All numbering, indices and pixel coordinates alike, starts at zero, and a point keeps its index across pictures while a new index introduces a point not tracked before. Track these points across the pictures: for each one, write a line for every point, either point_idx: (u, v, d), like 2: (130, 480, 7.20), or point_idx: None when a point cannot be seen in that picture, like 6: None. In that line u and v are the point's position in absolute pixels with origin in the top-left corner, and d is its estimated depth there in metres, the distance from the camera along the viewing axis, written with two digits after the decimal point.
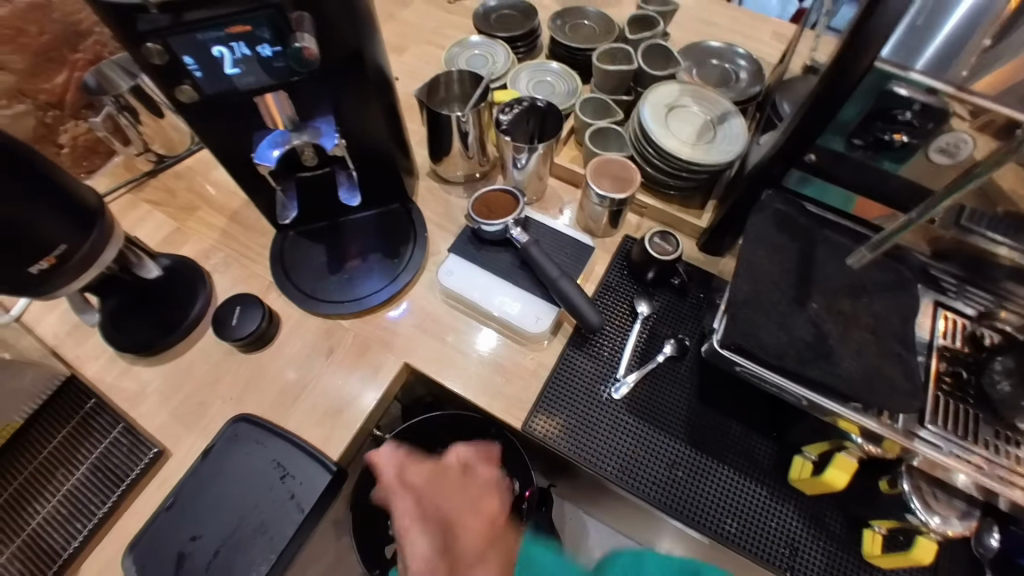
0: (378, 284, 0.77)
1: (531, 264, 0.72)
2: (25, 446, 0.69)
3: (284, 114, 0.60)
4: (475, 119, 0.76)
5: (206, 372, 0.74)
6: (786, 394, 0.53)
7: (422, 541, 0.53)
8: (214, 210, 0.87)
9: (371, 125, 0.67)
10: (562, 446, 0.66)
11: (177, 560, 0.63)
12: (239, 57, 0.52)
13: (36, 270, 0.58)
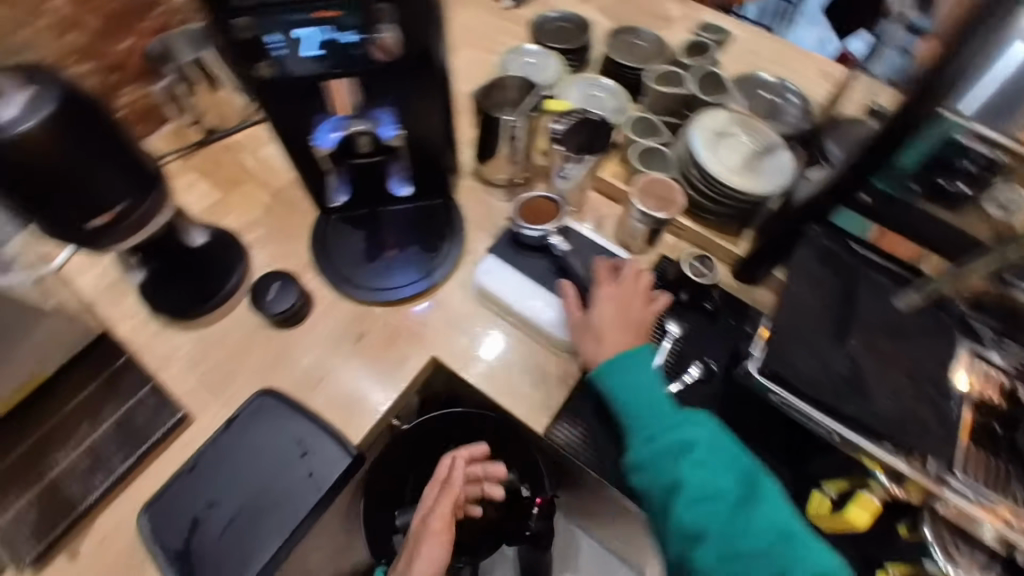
0: (408, 276, 0.78)
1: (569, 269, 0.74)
2: (54, 396, 0.70)
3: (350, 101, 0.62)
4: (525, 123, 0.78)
5: (235, 344, 0.75)
6: (817, 427, 0.54)
7: (436, 550, 0.69)
8: (257, 185, 0.88)
9: (428, 120, 0.68)
10: (581, 455, 0.69)
11: (192, 524, 0.65)
12: (323, 42, 0.54)
13: (95, 223, 0.59)
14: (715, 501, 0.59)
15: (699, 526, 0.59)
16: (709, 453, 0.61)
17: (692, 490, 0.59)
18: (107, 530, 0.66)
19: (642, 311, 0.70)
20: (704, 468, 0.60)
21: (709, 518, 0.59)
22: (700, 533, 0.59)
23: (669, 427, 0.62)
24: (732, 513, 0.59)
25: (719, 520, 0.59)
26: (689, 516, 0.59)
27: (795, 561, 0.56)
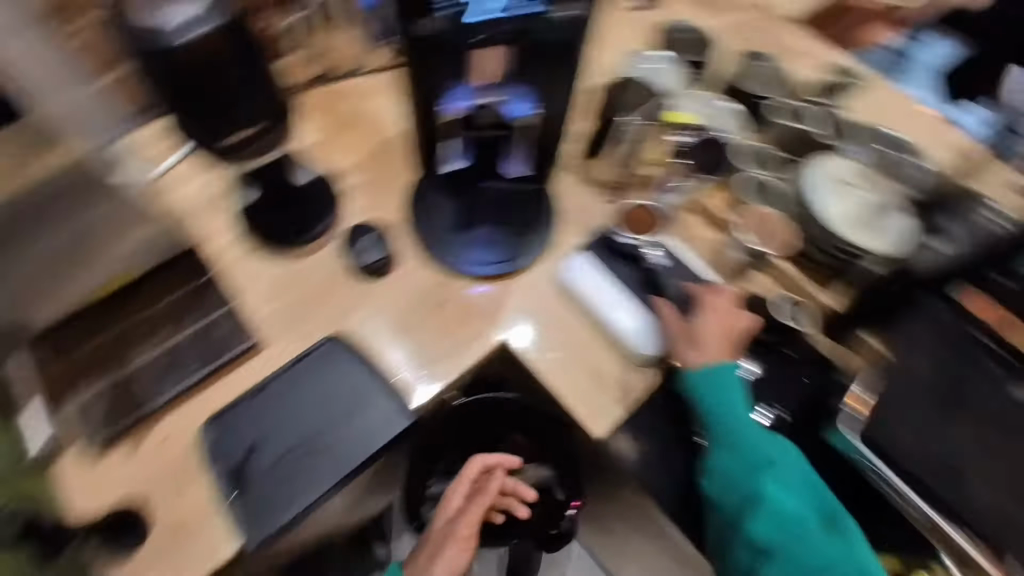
0: (486, 259, 0.78)
1: (664, 284, 0.77)
2: (137, 297, 0.72)
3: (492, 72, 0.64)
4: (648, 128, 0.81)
5: (315, 283, 0.76)
6: (878, 482, 0.64)
7: (460, 554, 0.73)
8: (356, 134, 0.85)
9: (559, 104, 0.69)
10: (633, 466, 0.74)
11: (249, 448, 0.68)
12: (490, 10, 0.56)
13: None
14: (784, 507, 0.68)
15: (769, 526, 0.68)
16: (782, 464, 0.69)
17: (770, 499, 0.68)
18: (169, 432, 0.68)
19: (727, 329, 0.74)
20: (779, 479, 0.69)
21: (773, 517, 0.68)
22: (769, 534, 0.68)
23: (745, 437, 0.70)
24: (795, 515, 0.68)
25: (784, 521, 0.68)
26: (762, 519, 0.68)
27: (840, 542, 0.68)
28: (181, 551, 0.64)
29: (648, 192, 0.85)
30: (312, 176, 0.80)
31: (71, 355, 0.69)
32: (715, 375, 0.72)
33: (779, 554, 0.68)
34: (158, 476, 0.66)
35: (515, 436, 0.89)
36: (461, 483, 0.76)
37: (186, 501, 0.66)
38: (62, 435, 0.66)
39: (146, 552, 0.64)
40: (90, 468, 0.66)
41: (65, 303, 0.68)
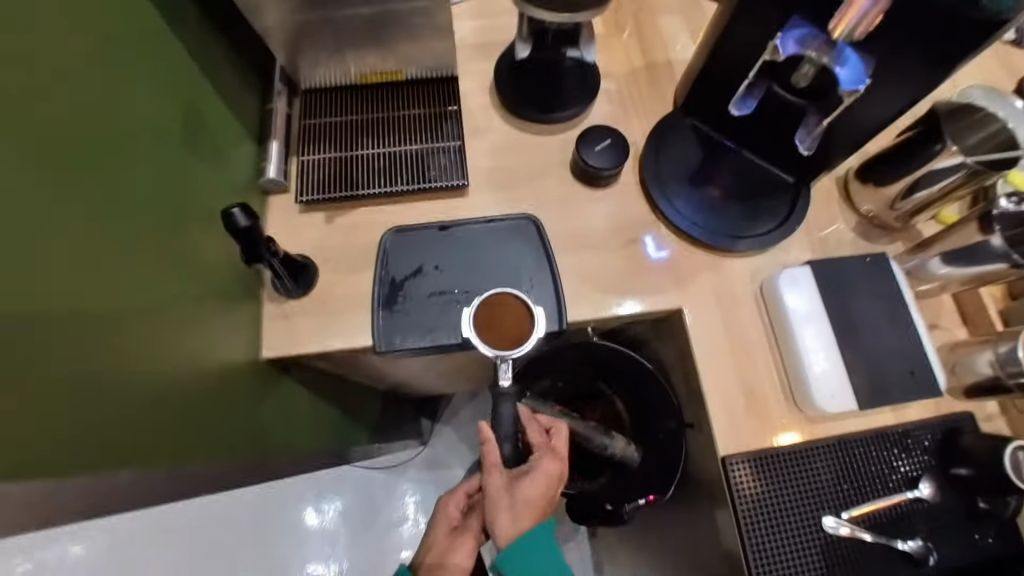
0: (683, 213, 0.74)
1: (496, 413, 0.67)
2: (390, 98, 0.79)
3: (850, 26, 0.55)
4: (962, 177, 0.70)
5: (539, 162, 0.78)
6: None
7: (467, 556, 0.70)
8: (637, 44, 0.86)
9: (895, 87, 0.60)
10: (741, 503, 0.65)
11: (415, 270, 0.72)
12: None
13: None
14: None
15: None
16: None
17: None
18: (359, 221, 0.75)
19: (548, 493, 0.67)
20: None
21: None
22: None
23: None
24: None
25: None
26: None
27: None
28: (332, 320, 0.72)
29: (916, 247, 0.74)
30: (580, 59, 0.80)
31: (317, 120, 0.78)
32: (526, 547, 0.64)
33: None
34: (336, 250, 0.74)
35: (619, 403, 0.87)
36: (451, 494, 0.75)
37: (349, 283, 0.73)
38: (285, 178, 0.75)
39: (301, 304, 0.72)
40: (289, 215, 0.75)
41: (336, 75, 0.77)
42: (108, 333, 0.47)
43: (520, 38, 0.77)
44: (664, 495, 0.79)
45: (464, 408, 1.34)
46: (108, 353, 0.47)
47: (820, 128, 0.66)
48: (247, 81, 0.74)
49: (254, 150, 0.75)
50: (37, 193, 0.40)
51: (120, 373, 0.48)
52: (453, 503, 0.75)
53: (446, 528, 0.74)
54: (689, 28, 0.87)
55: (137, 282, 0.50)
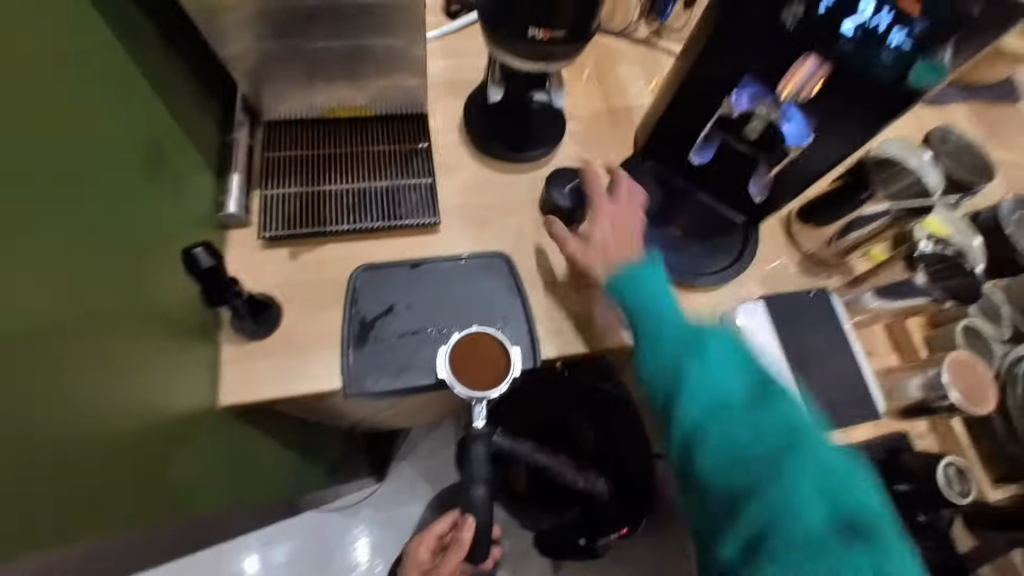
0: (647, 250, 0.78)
1: (468, 455, 0.65)
2: (359, 133, 0.78)
3: (795, 88, 0.63)
4: (885, 223, 0.79)
5: (509, 200, 0.80)
6: None
7: None
8: (598, 89, 0.91)
9: (833, 142, 0.67)
10: None
11: (386, 308, 0.70)
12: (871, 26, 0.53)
13: (532, 34, 0.63)
14: (782, 435, 0.57)
15: (750, 471, 0.56)
16: (729, 382, 0.60)
17: (717, 399, 0.59)
18: (327, 257, 0.73)
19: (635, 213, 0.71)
20: (704, 399, 0.59)
21: (739, 426, 0.58)
22: (759, 454, 0.57)
23: (695, 336, 0.62)
24: (773, 428, 0.58)
25: (733, 453, 0.57)
26: (704, 412, 0.59)
27: (862, 538, 0.53)
28: (297, 361, 0.68)
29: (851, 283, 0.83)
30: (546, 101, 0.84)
31: (281, 154, 0.75)
32: (640, 289, 0.66)
33: (791, 513, 0.54)
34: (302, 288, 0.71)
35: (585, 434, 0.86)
36: (420, 539, 0.73)
37: (316, 322, 0.70)
38: (246, 213, 0.72)
39: (262, 345, 0.68)
40: (250, 251, 0.72)
41: (302, 108, 0.76)
42: (56, 383, 0.43)
43: (492, 81, 0.80)
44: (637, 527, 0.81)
45: (421, 442, 1.29)
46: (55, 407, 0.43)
47: (770, 176, 0.74)
48: (205, 112, 0.71)
49: (211, 183, 0.71)
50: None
51: (65, 424, 0.44)
52: (421, 548, 0.74)
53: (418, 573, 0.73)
54: (646, 75, 0.93)
55: (88, 331, 0.46)
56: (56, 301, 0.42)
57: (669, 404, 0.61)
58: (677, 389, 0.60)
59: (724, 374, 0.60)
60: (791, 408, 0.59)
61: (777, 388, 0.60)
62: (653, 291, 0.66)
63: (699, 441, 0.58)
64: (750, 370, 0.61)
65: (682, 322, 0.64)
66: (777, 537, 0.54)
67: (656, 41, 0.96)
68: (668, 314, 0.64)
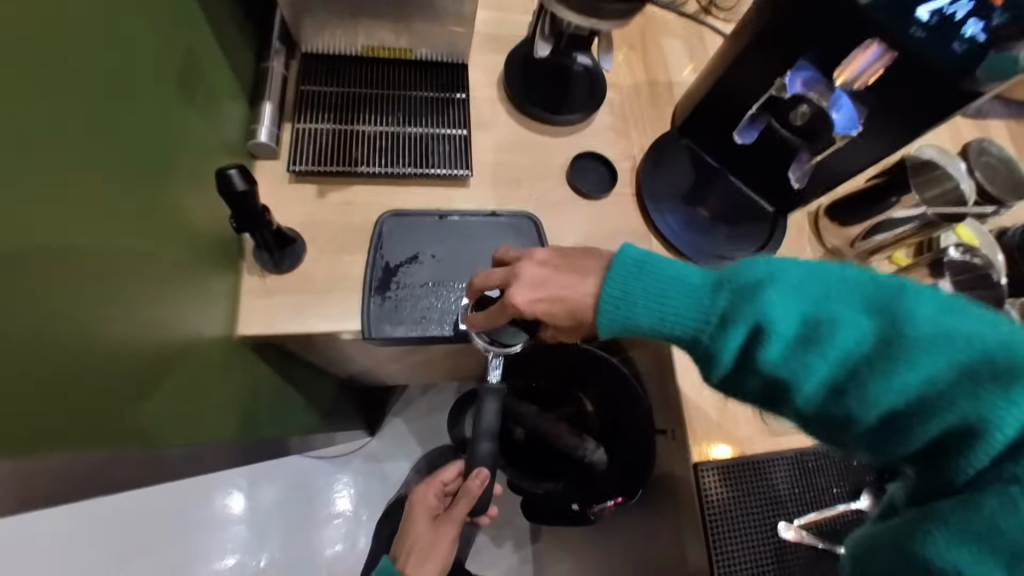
0: (669, 222, 0.77)
1: (478, 410, 0.65)
2: (396, 76, 0.76)
3: (854, 72, 0.61)
4: (914, 227, 0.78)
5: (542, 163, 0.78)
6: None
7: (445, 545, 0.76)
8: (643, 61, 0.89)
9: (880, 136, 0.65)
10: (709, 507, 0.68)
11: (410, 256, 0.70)
12: (948, 13, 0.52)
13: None
14: (951, 354, 0.36)
15: (937, 423, 0.36)
16: (829, 320, 0.40)
17: (834, 348, 0.39)
18: (355, 199, 0.72)
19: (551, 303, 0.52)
20: (806, 355, 0.40)
21: (878, 373, 0.38)
22: (926, 392, 0.37)
23: (736, 288, 0.43)
24: (939, 355, 0.36)
25: (902, 408, 0.37)
26: (823, 365, 0.39)
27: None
28: (317, 300, 0.68)
29: None
30: (589, 64, 0.81)
31: (315, 88, 0.74)
32: (635, 274, 0.47)
33: (1022, 451, 0.34)
34: (327, 227, 0.70)
35: (585, 401, 0.91)
36: (427, 488, 0.79)
37: (338, 263, 0.69)
38: (276, 144, 0.71)
39: (281, 280, 0.68)
40: (278, 184, 0.71)
41: (342, 43, 0.74)
42: (76, 282, 0.42)
43: (541, 37, 0.74)
44: (632, 498, 0.81)
45: (418, 400, 1.34)
46: (75, 310, 0.42)
47: (811, 163, 0.69)
48: (242, 35, 0.69)
49: (243, 111, 0.70)
50: (14, 116, 0.35)
51: (82, 323, 0.43)
52: (428, 495, 0.79)
53: (425, 515, 0.78)
54: (691, 52, 0.91)
55: (112, 235, 0.46)
56: (79, 198, 0.41)
57: (772, 383, 0.42)
58: (765, 360, 0.41)
59: (834, 316, 0.40)
60: (941, 309, 0.38)
61: (902, 285, 0.39)
62: (665, 262, 0.46)
63: (848, 414, 0.39)
64: (844, 279, 0.41)
65: (711, 279, 0.45)
66: (1003, 471, 0.34)
67: (705, 17, 0.94)
68: (687, 284, 0.45)
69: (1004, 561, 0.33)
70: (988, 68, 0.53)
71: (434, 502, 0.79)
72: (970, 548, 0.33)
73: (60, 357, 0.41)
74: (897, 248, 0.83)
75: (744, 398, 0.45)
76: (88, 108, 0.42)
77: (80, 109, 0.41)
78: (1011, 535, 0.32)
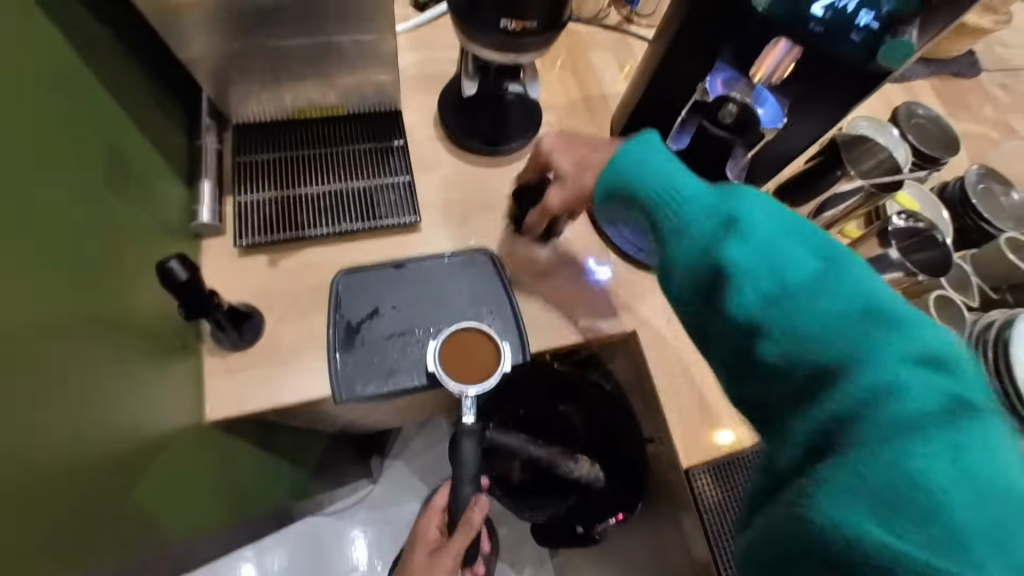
0: (622, 234, 0.76)
1: (456, 451, 0.66)
2: (331, 133, 0.76)
3: (769, 67, 0.63)
4: (861, 199, 0.80)
5: (491, 195, 0.79)
6: None
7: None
8: (575, 78, 0.90)
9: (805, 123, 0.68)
10: (705, 511, 0.68)
11: (370, 311, 0.70)
12: (839, 6, 0.54)
13: (505, 25, 0.62)
14: (864, 304, 0.41)
15: (837, 354, 0.40)
16: (781, 243, 0.44)
17: (774, 261, 0.44)
18: (308, 263, 0.71)
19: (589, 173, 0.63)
20: (752, 262, 0.44)
21: (805, 296, 0.42)
22: (838, 324, 0.41)
23: (727, 193, 0.48)
24: (848, 300, 0.42)
25: (811, 330, 0.41)
26: (762, 274, 0.43)
27: (967, 423, 0.37)
28: (285, 370, 0.67)
29: None
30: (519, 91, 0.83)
31: (252, 158, 0.74)
32: (649, 161, 0.52)
33: (887, 398, 0.38)
34: (285, 294, 0.70)
35: (568, 410, 0.90)
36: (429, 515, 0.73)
37: (300, 328, 0.69)
38: (220, 220, 0.71)
39: (245, 357, 0.67)
40: (228, 260, 0.70)
41: (274, 110, 0.74)
42: (31, 394, 0.41)
43: (466, 76, 0.78)
44: (633, 513, 0.83)
45: (414, 439, 1.31)
46: (35, 435, 0.41)
47: (746, 160, 0.68)
48: (170, 118, 0.69)
49: (184, 192, 0.70)
50: None
51: (43, 446, 0.42)
52: (430, 524, 0.73)
53: (428, 547, 0.72)
54: (620, 61, 0.93)
55: (52, 335, 0.44)
56: (16, 306, 0.40)
57: (712, 274, 0.45)
58: (721, 249, 0.45)
59: (783, 243, 0.44)
60: (865, 276, 0.43)
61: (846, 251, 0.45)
62: (678, 167, 0.52)
63: (767, 325, 0.43)
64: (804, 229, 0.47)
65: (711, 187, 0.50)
66: (867, 424, 0.38)
67: (628, 27, 0.96)
68: (688, 183, 0.50)
69: (870, 512, 0.35)
70: (885, 54, 0.55)
71: (437, 531, 0.73)
72: (844, 496, 0.36)
73: (18, 475, 0.39)
74: (846, 222, 0.84)
75: (677, 292, 0.48)
76: (20, 216, 0.42)
77: (9, 221, 0.41)
78: (873, 484, 0.36)
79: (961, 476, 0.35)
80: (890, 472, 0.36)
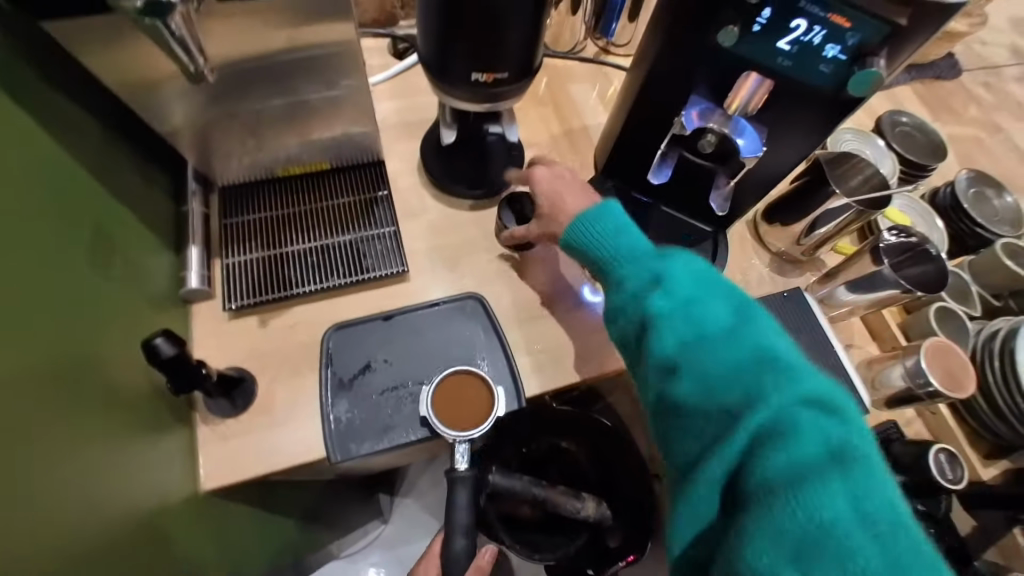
0: None
1: (450, 501, 0.64)
2: (315, 189, 0.77)
3: (745, 97, 0.63)
4: (853, 215, 0.78)
5: (477, 237, 0.79)
6: None
7: None
8: (555, 113, 0.91)
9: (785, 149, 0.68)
10: None
11: (363, 366, 0.69)
12: (804, 41, 0.54)
13: (477, 77, 0.63)
14: (773, 356, 0.45)
15: (744, 394, 0.43)
16: (705, 302, 0.49)
17: (694, 314, 0.48)
18: (298, 320, 0.71)
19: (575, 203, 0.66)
20: (676, 316, 0.48)
21: (721, 347, 0.46)
22: (745, 371, 0.44)
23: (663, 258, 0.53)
24: (746, 348, 0.46)
25: (716, 374, 0.45)
26: (681, 324, 0.48)
27: (854, 465, 0.39)
28: (279, 433, 0.66)
29: (824, 278, 0.83)
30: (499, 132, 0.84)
31: (238, 220, 0.74)
32: (606, 226, 0.58)
33: (782, 435, 0.40)
34: (276, 354, 0.70)
35: (567, 445, 0.89)
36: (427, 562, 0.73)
37: (293, 389, 0.68)
38: (209, 285, 0.71)
39: (239, 421, 0.67)
40: (219, 324, 0.70)
41: (258, 171, 0.75)
42: (28, 491, 0.41)
43: (445, 124, 0.78)
44: (642, 553, 0.80)
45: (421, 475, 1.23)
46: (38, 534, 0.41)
47: (729, 188, 0.71)
48: (156, 188, 0.70)
49: (171, 260, 0.70)
50: None
51: (46, 542, 0.42)
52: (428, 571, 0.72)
53: None
54: (599, 93, 0.94)
55: (49, 427, 0.44)
56: (9, 404, 0.40)
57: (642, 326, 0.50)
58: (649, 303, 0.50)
59: (698, 299, 0.49)
60: (769, 334, 0.47)
61: (755, 309, 0.49)
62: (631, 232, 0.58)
63: (684, 368, 0.46)
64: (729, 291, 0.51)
65: (649, 252, 0.55)
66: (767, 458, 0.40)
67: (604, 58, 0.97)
68: (631, 248, 0.56)
69: (782, 552, 0.37)
70: (854, 85, 0.55)
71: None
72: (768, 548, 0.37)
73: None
74: (838, 238, 0.83)
75: (620, 342, 0.54)
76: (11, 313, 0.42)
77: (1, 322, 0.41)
78: (791, 534, 0.37)
79: (856, 520, 0.37)
80: (802, 520, 0.37)
